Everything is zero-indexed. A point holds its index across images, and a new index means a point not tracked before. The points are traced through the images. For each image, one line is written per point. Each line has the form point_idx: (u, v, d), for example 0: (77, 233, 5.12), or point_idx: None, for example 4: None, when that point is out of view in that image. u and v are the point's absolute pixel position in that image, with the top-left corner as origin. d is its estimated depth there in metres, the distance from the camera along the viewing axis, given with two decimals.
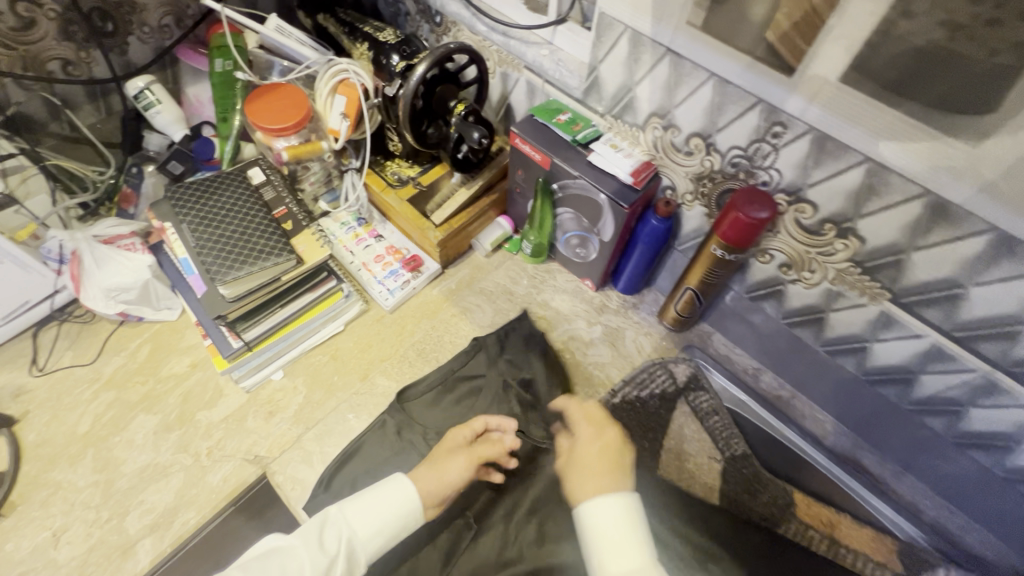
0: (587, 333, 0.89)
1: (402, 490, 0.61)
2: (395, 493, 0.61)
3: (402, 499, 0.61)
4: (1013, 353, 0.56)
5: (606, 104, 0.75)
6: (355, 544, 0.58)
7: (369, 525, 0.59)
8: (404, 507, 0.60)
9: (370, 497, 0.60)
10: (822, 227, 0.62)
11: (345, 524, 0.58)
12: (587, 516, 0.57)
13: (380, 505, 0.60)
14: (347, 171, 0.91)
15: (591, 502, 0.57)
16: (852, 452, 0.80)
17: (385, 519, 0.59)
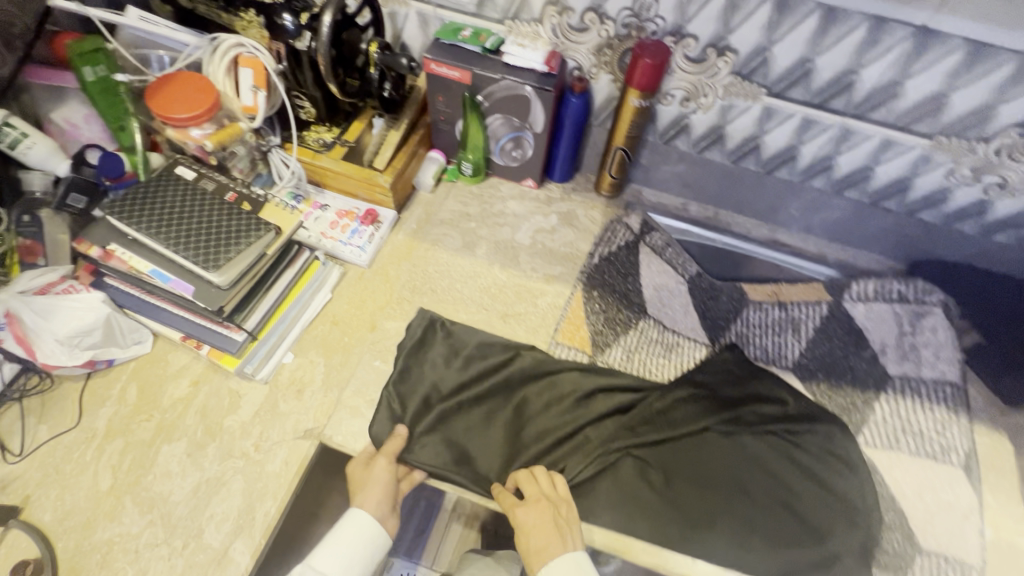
0: (547, 223, 1.00)
1: (358, 525, 0.68)
2: (354, 525, 0.68)
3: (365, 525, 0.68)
4: (853, 99, 0.77)
5: (501, 10, 0.85)
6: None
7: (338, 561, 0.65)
8: (367, 537, 0.68)
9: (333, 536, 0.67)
10: (705, 52, 0.78)
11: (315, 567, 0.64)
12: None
13: (343, 541, 0.66)
14: (271, 148, 0.90)
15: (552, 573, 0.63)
16: (770, 236, 1.02)
17: (352, 553, 0.66)
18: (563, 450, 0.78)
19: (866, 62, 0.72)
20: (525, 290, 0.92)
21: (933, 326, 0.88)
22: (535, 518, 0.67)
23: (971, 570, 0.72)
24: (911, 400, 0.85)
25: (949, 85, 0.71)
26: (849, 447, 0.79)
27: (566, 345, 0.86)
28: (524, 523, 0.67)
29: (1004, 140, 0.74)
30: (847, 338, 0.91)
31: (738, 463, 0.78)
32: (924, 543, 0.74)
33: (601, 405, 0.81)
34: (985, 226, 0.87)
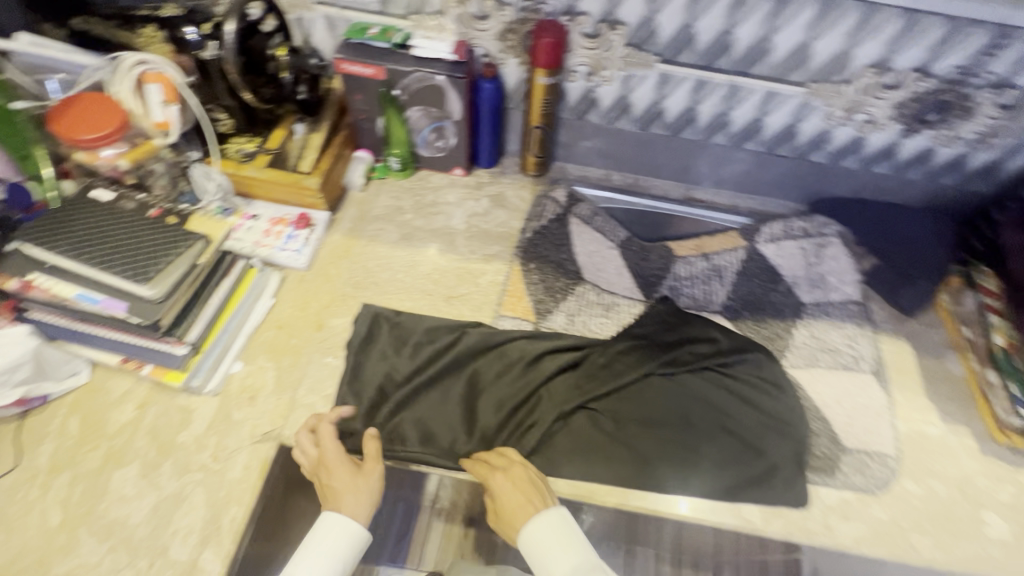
0: (480, 207, 1.04)
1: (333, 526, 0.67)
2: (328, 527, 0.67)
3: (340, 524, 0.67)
4: (734, 58, 0.85)
5: (404, 6, 0.88)
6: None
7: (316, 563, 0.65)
8: (346, 533, 0.67)
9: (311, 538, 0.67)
10: (598, 28, 0.85)
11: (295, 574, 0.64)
12: (531, 544, 0.66)
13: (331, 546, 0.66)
14: (190, 164, 0.88)
15: (532, 539, 0.66)
16: (687, 194, 1.10)
17: (329, 553, 0.66)
18: (521, 415, 0.81)
19: (738, 22, 0.80)
20: (466, 271, 0.95)
21: (834, 254, 0.98)
22: (507, 489, 0.69)
23: (887, 458, 0.82)
24: (824, 322, 0.94)
25: (809, 36, 0.80)
26: (774, 370, 0.87)
27: (510, 316, 0.90)
28: (499, 494, 0.69)
29: (863, 80, 0.85)
30: (764, 276, 1.00)
31: (680, 399, 0.84)
32: (848, 444, 0.82)
33: (549, 367, 0.85)
34: (864, 160, 0.98)
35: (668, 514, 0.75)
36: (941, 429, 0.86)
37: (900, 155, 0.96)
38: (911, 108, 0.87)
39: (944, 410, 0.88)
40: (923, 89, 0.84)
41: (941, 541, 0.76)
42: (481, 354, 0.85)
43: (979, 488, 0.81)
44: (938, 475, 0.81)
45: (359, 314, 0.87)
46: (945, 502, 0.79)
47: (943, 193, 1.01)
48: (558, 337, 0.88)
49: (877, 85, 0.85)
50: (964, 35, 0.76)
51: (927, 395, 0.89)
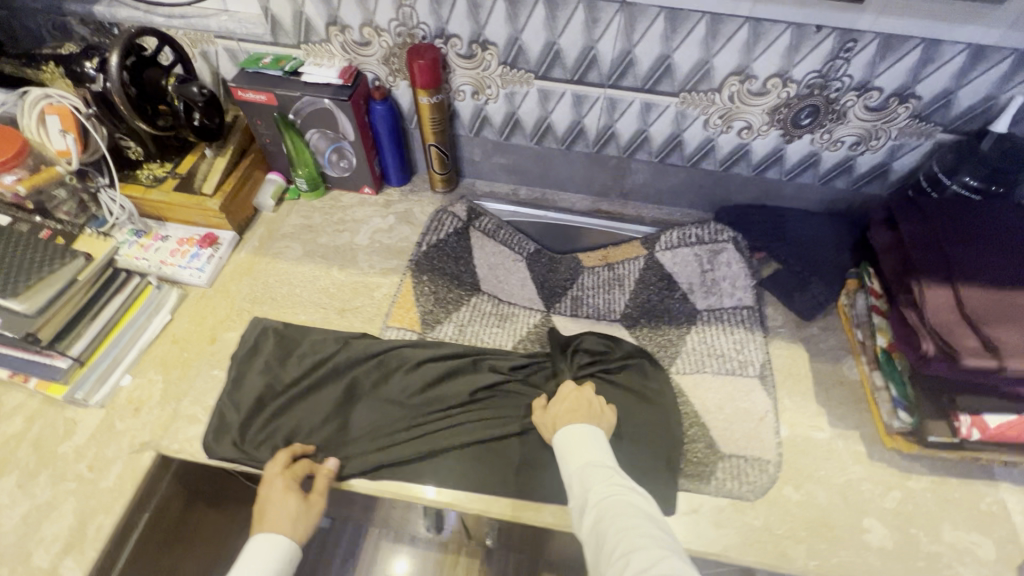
0: (385, 223, 1.08)
1: (282, 552, 0.70)
2: (274, 552, 0.69)
3: (287, 547, 0.70)
4: (604, 71, 0.88)
5: (293, 36, 0.94)
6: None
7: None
8: (273, 547, 0.69)
9: (244, 560, 0.69)
10: (472, 48, 0.89)
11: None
12: (562, 446, 0.74)
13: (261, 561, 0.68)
14: (99, 189, 0.95)
15: (560, 439, 0.75)
16: (594, 205, 1.12)
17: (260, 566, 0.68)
18: (393, 420, 0.82)
19: (598, 37, 0.83)
20: (362, 285, 0.98)
21: (727, 260, 0.97)
22: (560, 403, 0.80)
23: (766, 464, 0.79)
24: (715, 327, 0.94)
25: (667, 47, 0.82)
26: (658, 383, 0.86)
27: (396, 326, 0.91)
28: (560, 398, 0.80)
29: (730, 88, 0.86)
30: (660, 284, 1.00)
31: None
32: (725, 450, 0.81)
33: (427, 373, 0.86)
34: (755, 166, 0.99)
35: (532, 524, 0.73)
36: (829, 433, 0.84)
37: (788, 160, 0.96)
38: (784, 113, 0.88)
39: (834, 414, 0.85)
40: (790, 94, 0.85)
41: (817, 549, 0.73)
42: (361, 363, 0.86)
43: (863, 494, 0.78)
44: (821, 481, 0.79)
45: (248, 327, 0.90)
46: (825, 509, 0.77)
47: (840, 197, 1.01)
48: (440, 346, 0.89)
49: (744, 92, 0.86)
50: (812, 40, 0.78)
51: (819, 400, 0.87)
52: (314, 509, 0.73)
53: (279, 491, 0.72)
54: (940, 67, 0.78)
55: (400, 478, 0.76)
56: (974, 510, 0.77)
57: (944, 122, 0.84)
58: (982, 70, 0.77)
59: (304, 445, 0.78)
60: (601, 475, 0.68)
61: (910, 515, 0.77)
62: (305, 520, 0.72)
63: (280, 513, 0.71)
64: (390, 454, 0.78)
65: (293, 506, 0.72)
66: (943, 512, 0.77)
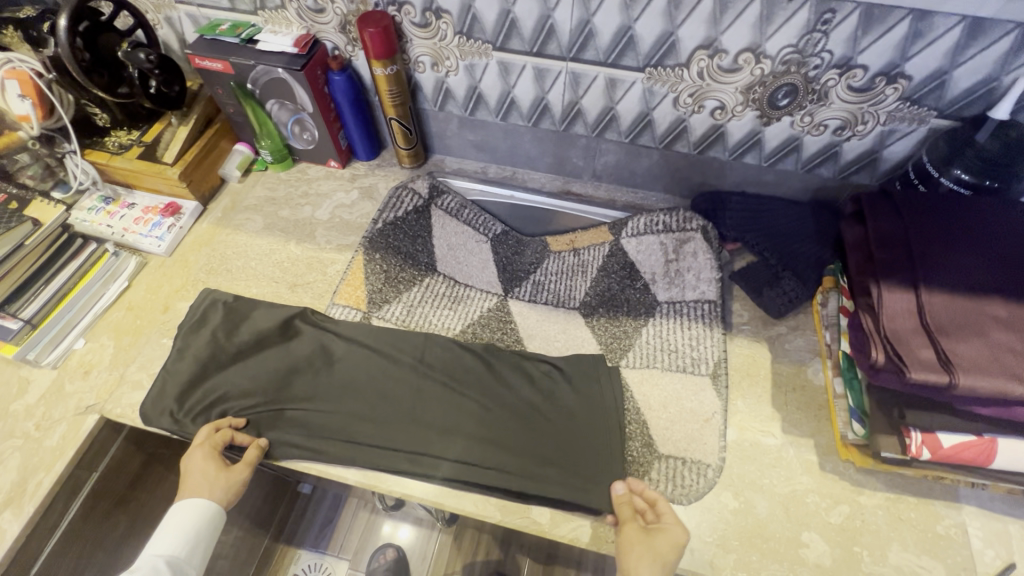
0: (348, 199, 1.06)
1: (200, 513, 0.72)
2: (191, 513, 0.72)
3: (206, 509, 0.72)
4: (563, 43, 0.82)
5: (249, 2, 0.91)
6: (178, 561, 0.71)
7: (178, 542, 0.71)
8: (188, 513, 0.72)
9: (166, 523, 0.72)
10: (425, 17, 0.85)
11: (158, 554, 0.70)
12: None
13: (178, 525, 0.72)
14: (65, 154, 0.97)
15: None
16: (565, 187, 1.07)
17: (178, 530, 0.71)
18: (327, 398, 0.82)
19: (553, 6, 0.77)
20: (317, 260, 0.97)
21: (694, 250, 0.91)
22: (648, 546, 0.64)
23: (705, 468, 0.75)
24: (673, 322, 0.89)
25: (627, 17, 0.76)
26: (602, 383, 0.82)
27: (342, 304, 0.90)
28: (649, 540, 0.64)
29: (698, 64, 0.79)
30: (622, 272, 0.96)
31: (496, 397, 0.82)
32: (661, 449, 0.77)
33: (366, 352, 0.85)
34: (731, 150, 0.92)
35: (454, 511, 0.73)
36: (780, 440, 0.79)
37: (767, 145, 0.89)
38: (759, 93, 0.81)
39: (789, 420, 0.80)
40: (764, 71, 0.78)
41: (745, 560, 0.70)
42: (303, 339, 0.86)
43: (807, 506, 0.74)
44: (762, 490, 0.75)
45: (198, 297, 0.91)
46: (761, 520, 0.73)
47: (825, 186, 0.93)
48: (384, 328, 0.89)
49: (714, 68, 0.79)
50: (784, 11, 0.70)
51: (774, 404, 0.82)
52: (235, 475, 0.74)
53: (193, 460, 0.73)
54: (932, 42, 0.69)
55: (326, 458, 0.76)
56: (927, 533, 0.71)
57: (938, 106, 0.75)
58: (980, 48, 0.68)
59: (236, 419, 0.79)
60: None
61: (854, 533, 0.72)
62: (224, 484, 0.73)
63: (199, 479, 0.72)
64: (321, 437, 0.78)
65: (211, 472, 0.72)
66: (893, 532, 0.71)
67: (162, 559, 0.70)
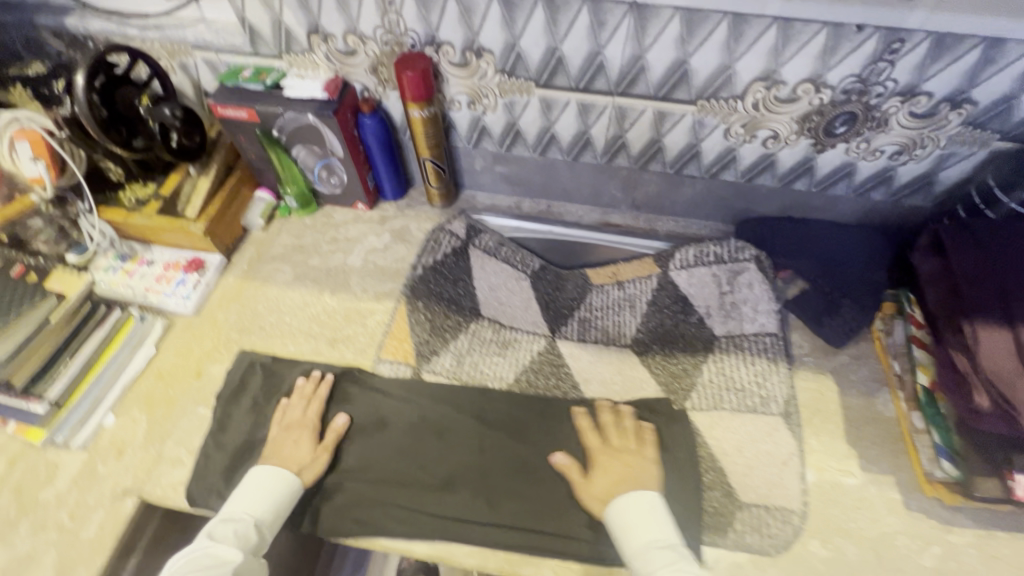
0: (380, 242, 1.02)
1: (288, 483, 0.72)
2: (280, 484, 0.71)
3: (288, 486, 0.72)
4: (612, 78, 0.79)
5: (273, 46, 0.86)
6: (261, 526, 0.69)
7: (265, 508, 0.70)
8: (276, 484, 0.71)
9: (256, 486, 0.71)
10: (465, 56, 0.81)
11: (247, 514, 0.69)
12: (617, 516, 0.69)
13: (264, 492, 0.71)
14: (80, 214, 0.91)
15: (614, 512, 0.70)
16: (602, 218, 1.04)
17: (265, 497, 0.70)
18: (382, 465, 0.77)
19: (604, 42, 0.74)
20: (355, 311, 0.93)
21: (749, 282, 0.89)
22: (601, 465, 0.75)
23: (791, 516, 0.72)
24: (734, 357, 0.86)
25: (683, 52, 0.73)
26: (671, 431, 0.78)
27: (390, 360, 0.86)
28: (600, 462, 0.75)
29: (754, 95, 0.77)
30: (675, 306, 0.93)
31: (559, 452, 0.78)
32: (745, 499, 0.73)
33: (421, 409, 0.82)
34: (781, 177, 0.89)
35: None
36: (859, 479, 0.76)
37: (819, 171, 0.87)
38: (816, 121, 0.79)
39: (866, 457, 0.78)
40: (823, 101, 0.76)
41: None
42: (353, 400, 0.82)
43: (897, 550, 0.71)
44: (850, 534, 0.72)
45: (236, 362, 0.86)
46: (854, 567, 0.70)
47: (876, 209, 0.91)
48: (435, 382, 0.85)
49: (771, 99, 0.77)
50: (851, 42, 0.68)
51: (848, 439, 0.79)
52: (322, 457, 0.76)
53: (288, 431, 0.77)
54: (1002, 68, 0.67)
55: (389, 532, 0.72)
56: None
57: (1003, 130, 0.74)
58: None
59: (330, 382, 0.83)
60: (666, 561, 0.64)
61: None
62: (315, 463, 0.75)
63: (297, 452, 0.75)
64: (382, 509, 0.74)
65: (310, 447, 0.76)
66: (990, 572, 0.69)
67: (251, 518, 0.69)
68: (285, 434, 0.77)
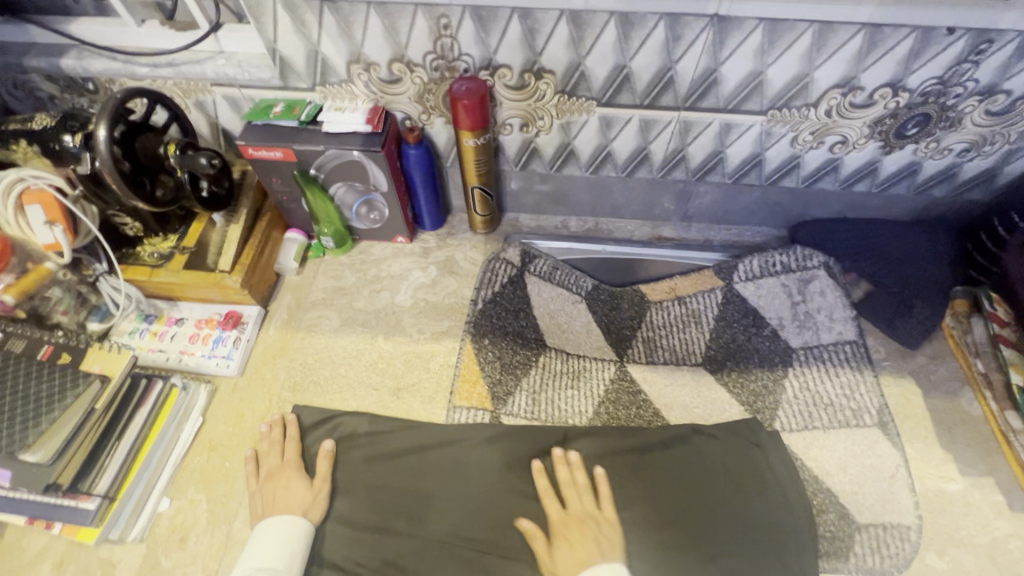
0: (427, 277, 0.95)
1: (295, 526, 0.68)
2: (290, 530, 0.67)
3: (300, 527, 0.68)
4: (680, 93, 0.75)
5: (307, 77, 0.79)
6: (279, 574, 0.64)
7: (278, 556, 0.65)
8: (285, 531, 0.67)
9: (258, 539, 0.66)
10: (523, 79, 0.75)
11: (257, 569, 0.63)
12: None
13: (268, 540, 0.66)
14: (98, 278, 0.82)
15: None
16: (654, 231, 1.01)
17: (277, 547, 0.65)
18: (470, 517, 0.74)
19: (678, 57, 0.70)
20: (415, 356, 0.87)
21: (821, 289, 0.89)
22: (569, 535, 0.69)
23: (907, 531, 0.71)
24: (815, 369, 0.84)
25: (760, 63, 0.70)
26: (772, 457, 0.76)
27: (464, 406, 0.81)
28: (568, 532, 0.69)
29: (829, 102, 0.74)
30: (745, 320, 0.91)
31: (658, 491, 0.75)
32: (859, 519, 0.72)
33: (506, 454, 0.77)
34: (843, 181, 0.88)
35: None
36: (962, 484, 0.75)
37: (883, 172, 0.85)
38: (887, 124, 0.77)
39: (963, 460, 0.77)
40: (899, 104, 0.74)
41: None
42: (430, 450, 0.78)
43: (1013, 554, 0.70)
44: (964, 543, 0.71)
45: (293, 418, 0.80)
46: None
47: (935, 205, 0.90)
48: (515, 424, 0.80)
49: (846, 106, 0.74)
50: (938, 45, 0.66)
51: (942, 444, 0.78)
52: (319, 488, 0.73)
53: (270, 469, 0.74)
54: None
55: None
56: None
57: None
58: None
59: (294, 420, 0.79)
60: None
61: None
62: (314, 500, 0.71)
63: (295, 495, 0.71)
64: (482, 571, 0.70)
65: (302, 488, 0.72)
66: None
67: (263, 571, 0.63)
68: (273, 482, 0.72)
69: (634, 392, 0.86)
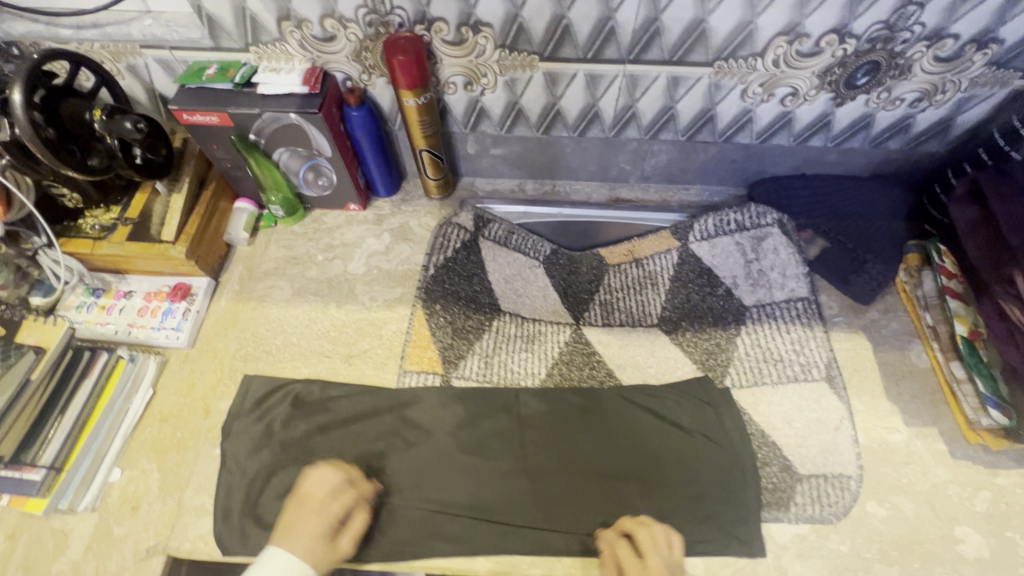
0: (381, 244, 0.94)
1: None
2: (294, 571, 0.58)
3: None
4: (623, 45, 0.73)
5: (238, 37, 0.76)
6: None
7: None
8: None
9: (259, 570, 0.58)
10: (461, 33, 0.73)
11: None
12: None
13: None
14: (37, 251, 0.81)
15: None
16: (611, 193, 0.99)
17: None
18: (422, 479, 0.73)
19: (616, 5, 0.68)
20: (368, 323, 0.86)
21: (774, 246, 0.88)
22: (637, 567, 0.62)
23: (847, 481, 0.72)
24: (767, 327, 0.85)
25: (702, 10, 0.68)
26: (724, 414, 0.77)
27: (415, 371, 0.81)
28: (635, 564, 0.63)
29: (775, 51, 0.72)
30: (700, 280, 0.91)
31: (620, 450, 0.75)
32: (802, 471, 0.73)
33: (457, 416, 0.78)
34: (797, 136, 0.86)
35: None
36: (906, 434, 0.76)
37: (836, 125, 0.84)
38: (836, 74, 0.75)
39: (908, 411, 0.78)
40: (846, 51, 0.72)
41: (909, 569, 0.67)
42: (381, 414, 0.78)
43: (951, 499, 0.72)
44: (904, 491, 0.72)
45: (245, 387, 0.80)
46: (913, 523, 0.70)
47: (891, 159, 0.89)
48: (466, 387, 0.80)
49: (793, 54, 0.73)
50: None
51: (889, 396, 0.79)
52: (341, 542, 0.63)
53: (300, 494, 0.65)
54: None
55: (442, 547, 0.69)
56: None
57: None
58: None
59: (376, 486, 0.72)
60: None
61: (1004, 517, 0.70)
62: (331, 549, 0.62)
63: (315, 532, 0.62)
64: (434, 530, 0.70)
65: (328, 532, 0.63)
66: None
67: None
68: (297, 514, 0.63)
69: (589, 352, 0.87)
